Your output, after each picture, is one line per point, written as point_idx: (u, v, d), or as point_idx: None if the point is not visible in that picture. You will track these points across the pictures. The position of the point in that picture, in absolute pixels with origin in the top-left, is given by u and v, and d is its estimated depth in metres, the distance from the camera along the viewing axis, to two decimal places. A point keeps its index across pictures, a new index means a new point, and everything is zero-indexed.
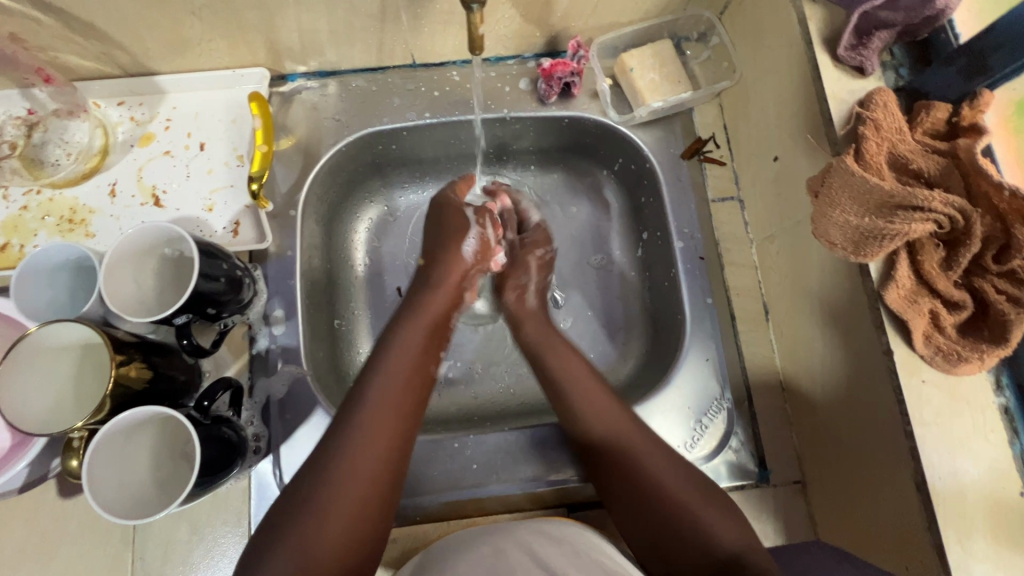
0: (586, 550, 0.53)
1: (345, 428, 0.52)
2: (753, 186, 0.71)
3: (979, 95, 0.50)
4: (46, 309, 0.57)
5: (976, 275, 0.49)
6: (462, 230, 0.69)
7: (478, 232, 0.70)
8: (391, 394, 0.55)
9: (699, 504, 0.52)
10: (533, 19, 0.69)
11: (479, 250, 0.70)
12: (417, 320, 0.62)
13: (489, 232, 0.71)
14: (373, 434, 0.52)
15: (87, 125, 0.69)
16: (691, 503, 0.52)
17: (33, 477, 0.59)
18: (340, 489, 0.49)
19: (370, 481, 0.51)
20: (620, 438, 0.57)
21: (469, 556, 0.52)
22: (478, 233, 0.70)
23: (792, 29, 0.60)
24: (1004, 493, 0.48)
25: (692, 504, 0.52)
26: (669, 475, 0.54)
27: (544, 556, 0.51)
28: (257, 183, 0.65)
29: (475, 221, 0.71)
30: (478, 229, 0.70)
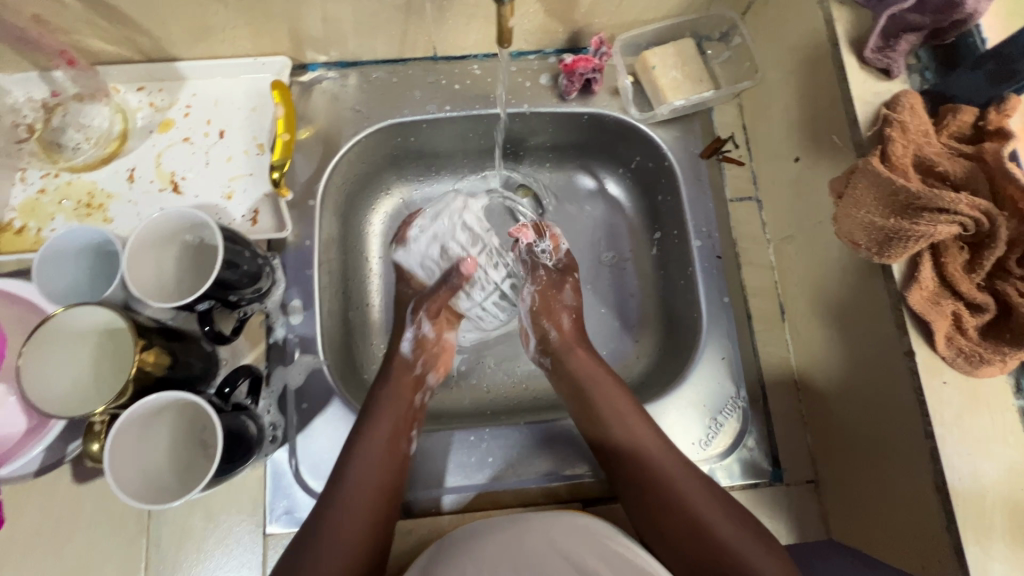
0: (610, 543, 0.53)
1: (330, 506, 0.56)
2: (771, 186, 0.71)
3: (1005, 100, 0.50)
4: (67, 292, 0.56)
5: (998, 278, 0.50)
6: (398, 334, 0.70)
7: (414, 334, 0.70)
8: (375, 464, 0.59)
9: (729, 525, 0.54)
10: (557, 14, 0.68)
11: (426, 359, 0.70)
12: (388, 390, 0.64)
13: (427, 330, 0.71)
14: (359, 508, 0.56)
15: (108, 110, 0.69)
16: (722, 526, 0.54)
17: (48, 462, 0.59)
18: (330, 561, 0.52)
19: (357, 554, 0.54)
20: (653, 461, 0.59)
21: (494, 552, 0.52)
22: (414, 332, 0.70)
23: (818, 30, 0.60)
24: (1022, 494, 0.48)
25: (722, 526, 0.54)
26: (700, 499, 0.56)
27: (570, 550, 0.52)
28: (278, 172, 0.65)
29: (410, 321, 0.71)
30: (414, 329, 0.70)
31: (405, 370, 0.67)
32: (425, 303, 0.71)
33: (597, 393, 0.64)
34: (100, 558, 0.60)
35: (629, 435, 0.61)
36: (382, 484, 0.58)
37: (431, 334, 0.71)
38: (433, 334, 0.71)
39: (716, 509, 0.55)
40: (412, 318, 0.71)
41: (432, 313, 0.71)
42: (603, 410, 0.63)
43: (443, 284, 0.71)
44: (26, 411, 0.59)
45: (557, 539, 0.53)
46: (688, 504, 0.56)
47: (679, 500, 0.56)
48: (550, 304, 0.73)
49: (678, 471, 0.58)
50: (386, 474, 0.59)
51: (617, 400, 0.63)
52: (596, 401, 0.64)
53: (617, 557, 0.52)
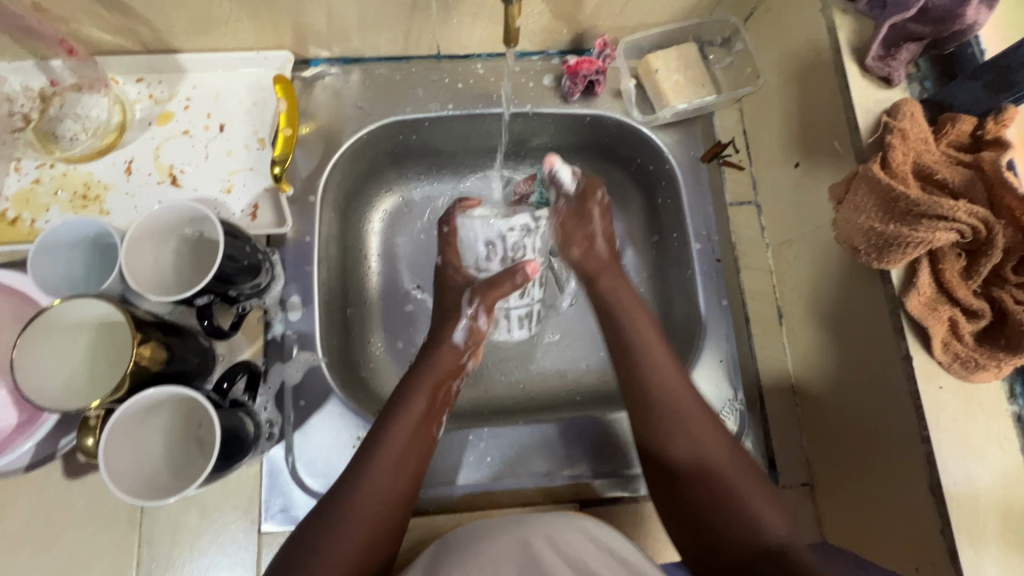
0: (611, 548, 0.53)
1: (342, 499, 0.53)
2: (771, 190, 0.71)
3: (1002, 111, 0.51)
4: (63, 283, 0.56)
5: (994, 285, 0.51)
6: (451, 319, 0.68)
7: (467, 323, 0.68)
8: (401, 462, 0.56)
9: (772, 512, 0.52)
10: (562, 15, 0.69)
11: (472, 345, 0.68)
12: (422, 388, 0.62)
13: (482, 322, 0.69)
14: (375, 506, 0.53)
15: (106, 101, 0.68)
16: (769, 515, 0.52)
17: (39, 457, 0.58)
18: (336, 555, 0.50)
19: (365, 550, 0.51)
20: (705, 451, 0.56)
21: (495, 554, 0.52)
22: (468, 321, 0.68)
23: (820, 37, 0.61)
24: (1014, 499, 0.49)
25: (766, 513, 0.52)
26: (745, 487, 0.54)
27: (571, 552, 0.52)
28: (279, 167, 0.64)
29: (467, 312, 0.68)
30: (468, 318, 0.68)
31: (454, 356, 0.66)
32: (485, 293, 0.68)
33: (659, 380, 0.61)
34: (90, 555, 0.59)
35: (688, 433, 0.57)
36: (409, 478, 0.56)
37: (485, 326, 0.69)
38: (486, 327, 0.69)
39: (758, 498, 0.53)
40: (469, 306, 0.68)
41: (488, 308, 0.68)
42: (658, 396, 0.60)
43: (509, 277, 0.67)
44: (18, 404, 0.58)
45: (559, 541, 0.53)
46: (737, 495, 0.53)
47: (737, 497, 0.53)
48: (568, 230, 0.71)
49: (732, 463, 0.56)
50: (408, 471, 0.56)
51: (676, 386, 0.60)
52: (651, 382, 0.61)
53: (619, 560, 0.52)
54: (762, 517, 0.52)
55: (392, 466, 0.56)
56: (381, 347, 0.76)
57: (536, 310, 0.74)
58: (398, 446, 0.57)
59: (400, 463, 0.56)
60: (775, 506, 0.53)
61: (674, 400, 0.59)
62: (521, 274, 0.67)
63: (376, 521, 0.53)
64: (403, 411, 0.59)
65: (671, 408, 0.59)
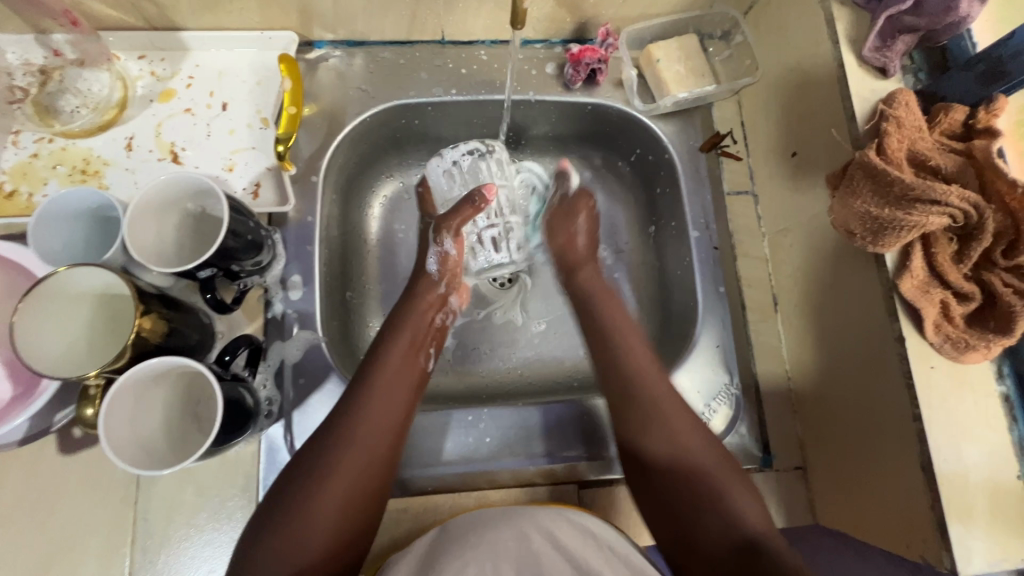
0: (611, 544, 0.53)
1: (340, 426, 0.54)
2: (768, 180, 0.73)
3: (994, 101, 0.52)
4: (62, 253, 0.56)
5: (984, 269, 0.53)
6: (423, 252, 0.71)
7: (437, 252, 0.70)
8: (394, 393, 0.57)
9: (739, 494, 0.53)
10: (566, 3, 0.69)
11: (444, 275, 0.70)
12: (408, 327, 0.63)
13: (452, 249, 0.70)
14: (375, 429, 0.54)
15: (108, 77, 0.67)
16: (740, 499, 0.53)
17: (34, 431, 0.58)
18: (338, 473, 0.51)
19: (365, 471, 0.52)
20: (679, 442, 0.57)
21: (495, 548, 0.51)
22: (436, 251, 0.70)
23: (819, 29, 0.62)
24: (1002, 476, 0.50)
25: (739, 499, 0.53)
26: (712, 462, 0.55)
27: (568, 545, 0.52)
28: (283, 145, 0.65)
29: (434, 241, 0.70)
30: (437, 247, 0.70)
31: (432, 289, 0.68)
32: (447, 222, 0.69)
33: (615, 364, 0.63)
34: (86, 530, 0.58)
35: (657, 409, 0.59)
36: (395, 420, 0.56)
37: (456, 252, 0.70)
38: (457, 253, 0.70)
39: (730, 481, 0.54)
40: (433, 236, 0.70)
41: (453, 231, 0.69)
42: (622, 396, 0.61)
43: (468, 204, 0.68)
44: (13, 378, 0.57)
45: (557, 539, 0.52)
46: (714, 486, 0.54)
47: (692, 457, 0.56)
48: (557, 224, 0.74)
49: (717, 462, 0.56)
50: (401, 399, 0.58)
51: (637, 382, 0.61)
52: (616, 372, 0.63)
53: (623, 563, 0.51)
54: (736, 505, 0.52)
55: (381, 409, 0.55)
56: (379, 331, 0.76)
57: (510, 228, 0.73)
58: (385, 385, 0.57)
59: (392, 397, 0.57)
60: (753, 500, 0.53)
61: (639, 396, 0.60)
62: (478, 194, 0.68)
63: (376, 447, 0.54)
64: (384, 358, 0.59)
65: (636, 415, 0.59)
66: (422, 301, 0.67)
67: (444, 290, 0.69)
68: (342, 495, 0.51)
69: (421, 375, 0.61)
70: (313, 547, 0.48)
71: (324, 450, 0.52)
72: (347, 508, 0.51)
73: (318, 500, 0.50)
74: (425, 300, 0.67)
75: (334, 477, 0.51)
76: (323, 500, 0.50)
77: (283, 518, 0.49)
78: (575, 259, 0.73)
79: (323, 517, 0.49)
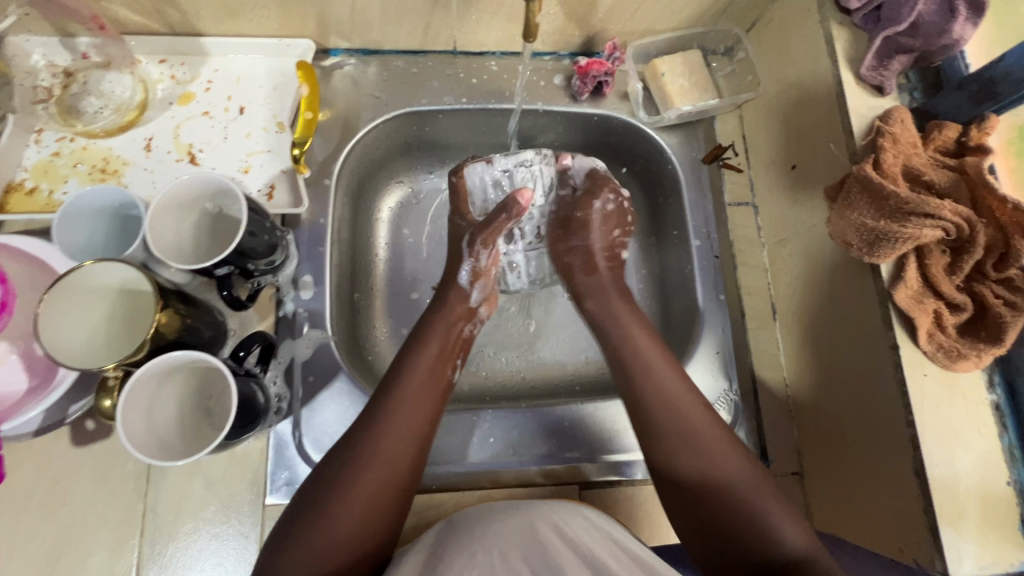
0: (620, 540, 0.54)
1: (368, 429, 0.55)
2: (768, 192, 0.75)
3: (985, 120, 0.55)
4: (83, 248, 0.58)
5: (976, 280, 0.55)
6: (455, 264, 0.71)
7: (472, 265, 0.71)
8: (417, 399, 0.58)
9: (785, 518, 0.51)
10: (575, 18, 0.72)
11: (482, 289, 0.71)
12: (436, 334, 0.64)
13: (484, 261, 0.71)
14: (399, 433, 0.56)
15: (130, 80, 0.70)
16: (784, 525, 0.51)
17: (49, 422, 0.58)
18: (363, 477, 0.53)
19: (388, 474, 0.54)
20: (715, 456, 0.56)
21: (505, 539, 0.53)
22: (470, 264, 0.71)
23: (819, 48, 0.64)
24: (993, 483, 0.52)
25: (781, 521, 0.51)
26: (746, 478, 0.54)
27: (580, 543, 0.52)
28: (299, 148, 0.69)
29: (469, 252, 0.71)
30: (472, 260, 0.71)
31: (462, 299, 0.68)
32: (483, 235, 0.71)
33: (642, 363, 0.62)
34: (95, 522, 0.60)
35: (676, 421, 0.58)
36: (421, 429, 0.57)
37: (489, 266, 0.71)
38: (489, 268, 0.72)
39: (772, 504, 0.53)
40: (471, 247, 0.71)
41: (488, 245, 0.71)
42: (648, 394, 0.60)
43: (503, 212, 0.71)
44: (29, 369, 0.58)
45: (565, 530, 0.54)
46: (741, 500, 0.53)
47: (721, 464, 0.55)
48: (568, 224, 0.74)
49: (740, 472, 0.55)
50: (425, 404, 0.59)
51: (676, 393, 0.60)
52: (640, 380, 0.61)
53: (633, 560, 0.51)
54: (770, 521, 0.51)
55: (409, 414, 0.57)
56: (385, 332, 0.77)
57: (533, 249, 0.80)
58: (411, 394, 0.58)
59: (419, 406, 0.58)
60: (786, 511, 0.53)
61: (672, 398, 0.59)
62: (516, 206, 0.70)
63: (401, 454, 0.55)
64: (415, 365, 0.61)
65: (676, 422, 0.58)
66: (451, 314, 0.67)
67: (474, 301, 0.69)
68: (365, 500, 0.52)
69: (445, 387, 0.62)
70: (339, 549, 0.49)
71: (352, 451, 0.54)
72: (371, 512, 0.52)
73: (344, 506, 0.51)
74: (451, 313, 0.67)
75: (359, 484, 0.52)
76: (349, 502, 0.51)
77: (308, 521, 0.50)
78: (598, 283, 0.71)
79: (348, 520, 0.51)
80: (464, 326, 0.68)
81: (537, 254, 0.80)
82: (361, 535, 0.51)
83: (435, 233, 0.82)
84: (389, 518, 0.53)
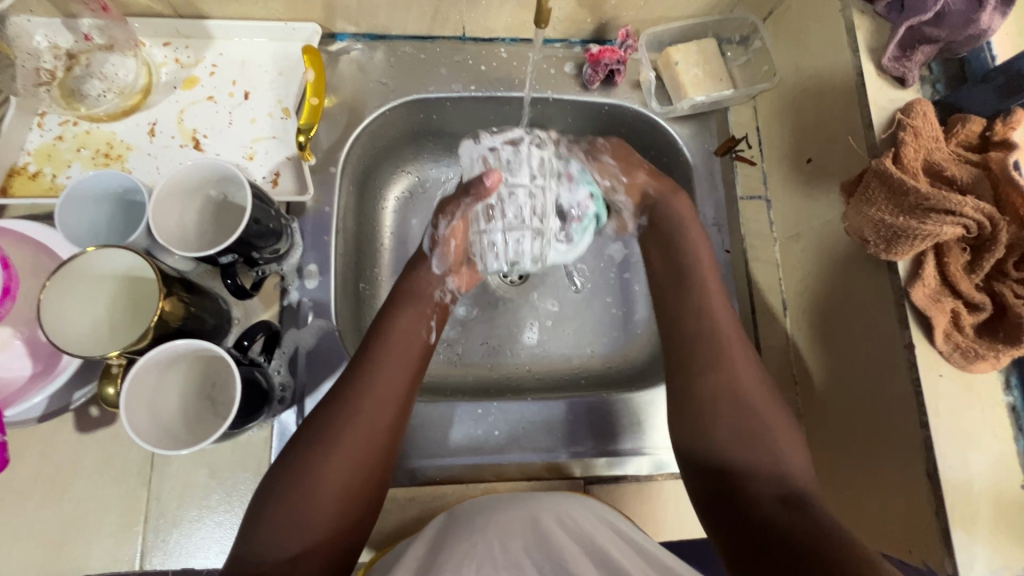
0: (627, 535, 0.53)
1: (340, 397, 0.55)
2: (781, 186, 0.73)
3: (1012, 114, 0.53)
4: (86, 235, 0.57)
5: (996, 279, 0.53)
6: (426, 230, 0.70)
7: (435, 235, 0.69)
8: (392, 364, 0.58)
9: (791, 453, 0.58)
10: (587, 4, 0.70)
11: (443, 257, 0.69)
12: (414, 302, 0.64)
13: (448, 231, 0.69)
14: (374, 398, 0.55)
15: (133, 63, 0.68)
16: (795, 461, 0.57)
17: (52, 409, 0.59)
18: (341, 445, 0.52)
19: (366, 441, 0.53)
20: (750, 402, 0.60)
21: (506, 528, 0.53)
22: (433, 233, 0.70)
23: (840, 37, 0.63)
24: (1006, 486, 0.51)
25: (787, 455, 0.57)
26: (768, 415, 0.60)
27: (588, 538, 0.52)
28: (305, 135, 0.67)
29: (436, 222, 0.70)
30: (437, 230, 0.69)
31: (426, 268, 0.68)
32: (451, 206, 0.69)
33: (697, 294, 0.66)
34: (100, 508, 0.60)
35: (728, 370, 0.61)
36: (398, 395, 0.57)
37: (455, 239, 0.70)
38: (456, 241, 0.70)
39: (785, 436, 0.59)
40: (437, 217, 0.70)
41: (452, 216, 0.69)
42: (693, 332, 0.64)
43: (465, 192, 0.67)
44: (32, 355, 0.58)
45: (573, 523, 0.53)
46: (786, 476, 0.56)
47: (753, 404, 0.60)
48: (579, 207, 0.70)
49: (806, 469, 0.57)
50: (399, 369, 0.58)
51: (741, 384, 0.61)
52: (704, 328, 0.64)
53: (641, 553, 0.51)
54: (784, 462, 0.57)
55: (383, 380, 0.56)
56: None
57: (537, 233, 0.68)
58: (389, 359, 0.58)
59: (395, 372, 0.58)
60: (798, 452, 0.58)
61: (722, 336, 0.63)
62: (481, 184, 0.66)
63: (377, 423, 0.54)
64: (389, 330, 0.61)
65: (743, 426, 0.59)
66: (418, 281, 0.67)
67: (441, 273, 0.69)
68: (345, 469, 0.52)
69: (421, 351, 0.62)
70: (323, 514, 0.50)
71: (325, 420, 0.53)
72: (351, 480, 0.52)
73: (323, 478, 0.51)
74: (422, 280, 0.67)
75: (334, 450, 0.52)
76: (327, 472, 0.51)
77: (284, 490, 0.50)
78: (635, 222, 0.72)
79: (328, 490, 0.51)
80: (436, 295, 0.67)
81: (517, 238, 0.68)
82: (341, 505, 0.51)
83: None
84: (370, 487, 0.53)
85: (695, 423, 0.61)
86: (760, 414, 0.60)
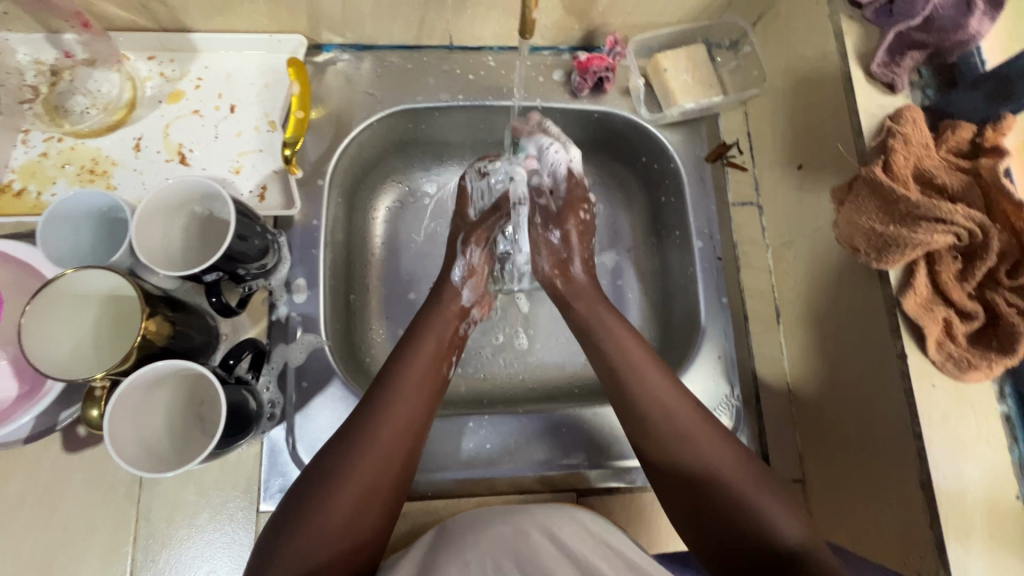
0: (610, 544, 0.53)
1: (362, 425, 0.54)
2: (773, 193, 0.72)
3: (1001, 120, 0.53)
4: (68, 253, 0.57)
5: (988, 287, 0.53)
6: (449, 262, 0.71)
7: (465, 263, 0.71)
8: (410, 393, 0.58)
9: (778, 510, 0.50)
10: (575, 12, 0.69)
11: (473, 289, 0.70)
12: (432, 328, 0.64)
13: (477, 259, 0.71)
14: (392, 425, 0.55)
15: (117, 77, 0.68)
16: (779, 518, 0.50)
17: (38, 430, 0.58)
18: (356, 474, 0.52)
19: (381, 469, 0.53)
20: (702, 450, 0.54)
21: (495, 547, 0.51)
22: (463, 262, 0.71)
23: (828, 44, 0.62)
24: (1001, 497, 0.50)
25: (772, 511, 0.50)
26: (734, 472, 0.53)
27: (571, 547, 0.51)
28: (289, 149, 0.66)
29: (461, 251, 0.71)
30: (464, 258, 0.71)
31: (456, 297, 0.68)
32: (474, 232, 0.72)
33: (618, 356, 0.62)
34: (88, 528, 0.59)
35: (656, 401, 0.57)
36: (415, 424, 0.56)
37: (479, 262, 0.72)
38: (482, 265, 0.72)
39: (765, 500, 0.51)
40: (463, 249, 0.71)
41: (481, 242, 0.72)
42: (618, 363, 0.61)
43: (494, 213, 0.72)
44: (19, 375, 0.57)
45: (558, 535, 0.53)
46: (739, 494, 0.51)
47: (702, 452, 0.54)
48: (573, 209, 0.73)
49: (739, 465, 0.53)
50: (420, 396, 0.58)
51: (668, 398, 0.58)
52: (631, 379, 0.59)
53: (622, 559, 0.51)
54: (769, 518, 0.50)
55: (402, 408, 0.56)
56: (381, 334, 0.76)
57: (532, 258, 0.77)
58: (410, 388, 0.58)
59: (414, 402, 0.57)
60: (785, 506, 0.51)
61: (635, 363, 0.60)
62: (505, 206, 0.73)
63: (396, 450, 0.54)
64: (411, 358, 0.60)
65: (678, 429, 0.56)
66: (446, 312, 0.67)
67: (467, 303, 0.69)
68: (354, 497, 0.51)
69: (442, 382, 0.61)
70: (329, 543, 0.49)
71: (345, 449, 0.53)
72: (360, 510, 0.51)
73: (332, 508, 0.50)
74: (448, 310, 0.67)
75: (352, 479, 0.51)
76: (338, 500, 0.50)
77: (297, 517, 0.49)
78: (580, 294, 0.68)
79: (336, 518, 0.50)
80: (460, 325, 0.67)
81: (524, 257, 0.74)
82: (348, 536, 0.50)
83: (431, 233, 0.81)
84: (377, 515, 0.52)
85: (645, 437, 0.57)
86: (661, 421, 0.56)
